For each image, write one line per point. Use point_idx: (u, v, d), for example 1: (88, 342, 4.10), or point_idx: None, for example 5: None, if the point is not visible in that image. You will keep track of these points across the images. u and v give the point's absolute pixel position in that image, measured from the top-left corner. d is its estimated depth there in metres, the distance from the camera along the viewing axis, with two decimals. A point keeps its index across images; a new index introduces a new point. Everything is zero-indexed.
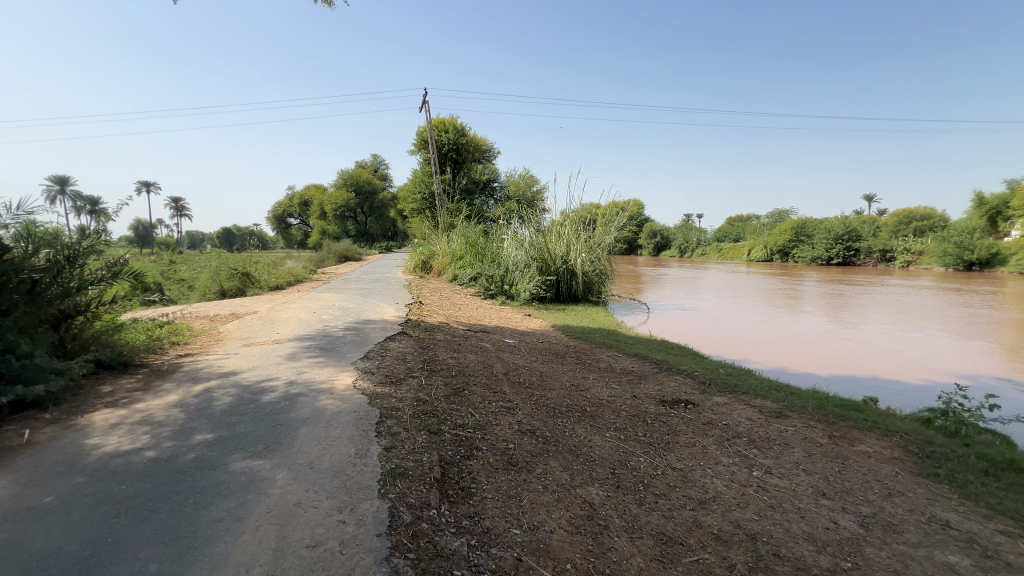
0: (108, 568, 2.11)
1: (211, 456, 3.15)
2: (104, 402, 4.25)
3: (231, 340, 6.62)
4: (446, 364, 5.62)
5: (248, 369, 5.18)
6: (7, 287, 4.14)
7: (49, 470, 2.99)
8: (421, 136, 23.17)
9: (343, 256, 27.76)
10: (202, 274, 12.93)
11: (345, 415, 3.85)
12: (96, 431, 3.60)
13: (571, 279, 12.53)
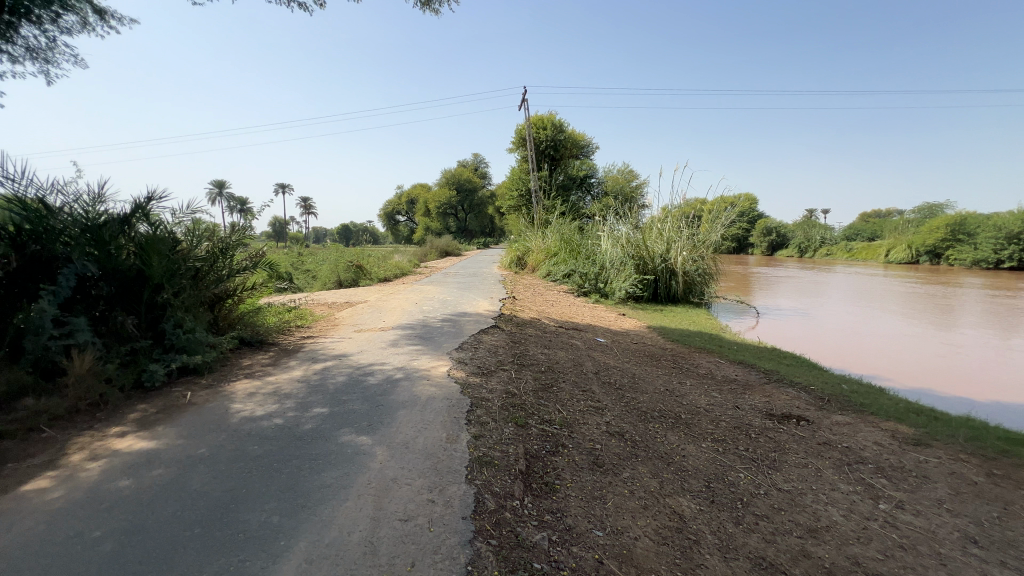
0: (242, 514, 2.47)
1: (325, 428, 3.53)
2: (244, 373, 4.98)
3: (345, 326, 7.34)
4: (537, 359, 5.68)
5: (358, 353, 5.71)
6: (179, 273, 5.02)
7: (203, 426, 3.59)
8: (520, 134, 23.54)
9: (445, 251, 29.24)
10: (324, 265, 14.50)
11: (439, 401, 4.08)
12: (238, 397, 4.23)
13: (671, 278, 11.92)
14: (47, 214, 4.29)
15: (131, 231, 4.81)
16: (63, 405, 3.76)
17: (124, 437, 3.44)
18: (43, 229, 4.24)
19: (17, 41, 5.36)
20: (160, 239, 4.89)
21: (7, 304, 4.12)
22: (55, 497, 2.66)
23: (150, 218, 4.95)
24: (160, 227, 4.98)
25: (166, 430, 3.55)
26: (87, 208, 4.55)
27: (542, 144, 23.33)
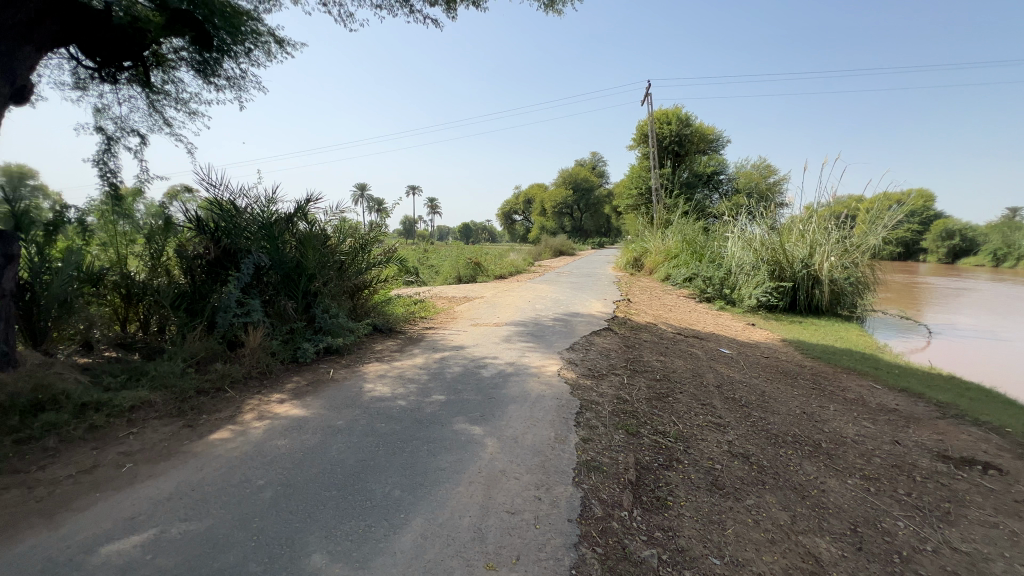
0: (370, 483, 2.74)
1: (442, 414, 3.76)
2: (376, 356, 5.53)
3: (463, 319, 7.76)
4: (651, 366, 5.41)
5: (474, 346, 6.00)
6: (327, 265, 5.79)
7: (343, 401, 4.07)
8: (642, 130, 22.65)
9: (559, 250, 29.33)
10: (446, 261, 15.52)
11: (548, 400, 4.10)
12: (370, 378, 4.71)
13: (813, 287, 10.51)
14: (235, 213, 5.28)
15: (294, 228, 5.67)
16: (240, 370, 4.50)
17: (283, 403, 4.04)
18: (232, 226, 5.22)
19: (221, 74, 6.59)
20: (315, 235, 5.70)
21: (207, 286, 5.12)
22: (232, 447, 3.23)
23: (308, 217, 5.83)
24: (315, 225, 5.85)
25: (314, 401, 4.09)
26: (264, 208, 5.51)
27: (666, 139, 22.14)
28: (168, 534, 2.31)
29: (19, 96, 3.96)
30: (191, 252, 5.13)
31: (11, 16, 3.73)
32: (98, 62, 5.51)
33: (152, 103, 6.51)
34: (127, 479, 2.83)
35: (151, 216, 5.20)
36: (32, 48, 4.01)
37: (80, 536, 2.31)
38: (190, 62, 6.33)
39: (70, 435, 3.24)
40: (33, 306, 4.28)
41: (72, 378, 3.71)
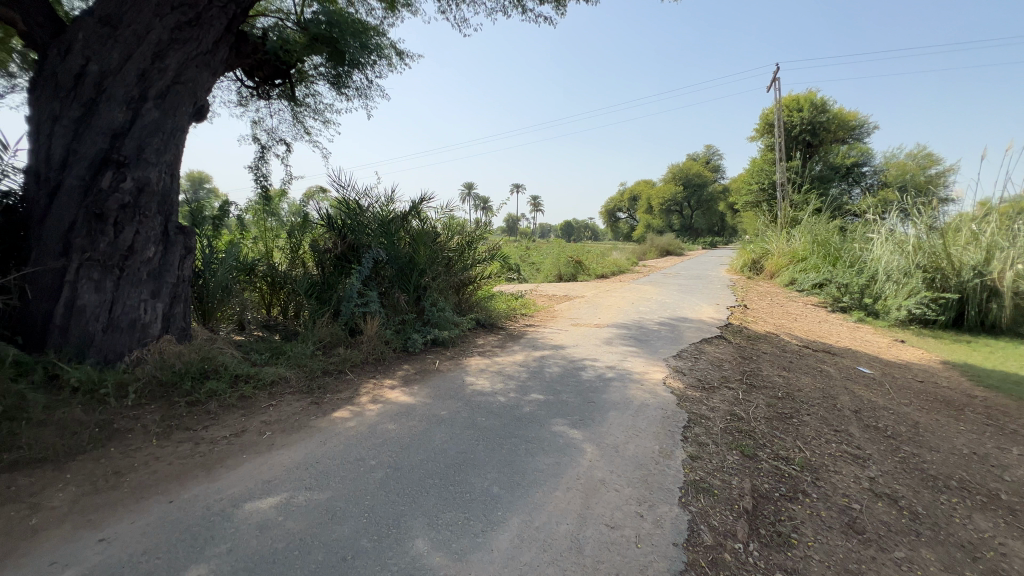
0: (470, 477, 2.80)
1: (540, 414, 3.74)
2: (478, 351, 5.71)
3: (563, 319, 7.70)
4: (772, 382, 4.85)
5: (573, 346, 5.91)
6: (436, 261, 6.10)
7: (447, 392, 4.25)
8: (766, 119, 20.56)
9: (666, 250, 27.88)
10: (547, 259, 15.57)
11: (652, 410, 3.87)
12: (472, 371, 4.87)
13: (988, 300, 8.66)
14: (359, 212, 5.80)
15: (408, 225, 6.07)
16: (359, 355, 4.93)
17: (394, 389, 4.34)
18: (356, 223, 5.74)
19: (351, 85, 7.28)
20: (426, 232, 6.04)
21: (334, 277, 5.66)
22: (350, 426, 3.53)
23: (421, 215, 6.19)
24: (427, 223, 6.20)
25: (421, 389, 4.33)
26: (383, 207, 5.97)
27: (795, 128, 19.82)
28: (296, 499, 2.58)
29: (198, 113, 4.70)
30: (322, 246, 5.75)
31: (194, 47, 4.43)
32: (257, 81, 6.39)
33: (296, 114, 7.40)
34: (266, 445, 3.23)
35: (293, 214, 5.99)
36: (211, 73, 4.73)
37: (231, 490, 2.68)
38: (326, 75, 7.07)
39: (226, 402, 3.80)
40: (204, 289, 5.06)
41: (229, 353, 4.35)
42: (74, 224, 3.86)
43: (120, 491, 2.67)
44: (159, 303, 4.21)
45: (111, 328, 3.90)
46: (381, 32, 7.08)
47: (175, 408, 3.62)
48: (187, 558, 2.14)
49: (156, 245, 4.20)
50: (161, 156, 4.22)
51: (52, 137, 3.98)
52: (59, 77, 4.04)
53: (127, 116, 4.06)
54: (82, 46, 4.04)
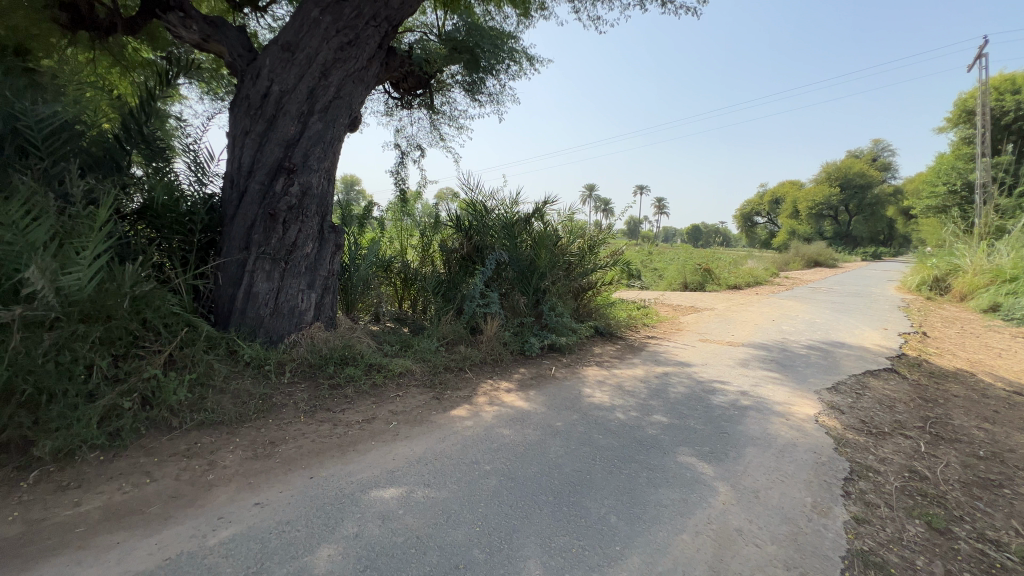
0: (584, 500, 2.63)
1: (663, 440, 3.43)
2: (595, 360, 5.48)
3: (689, 332, 7.10)
4: (970, 435, 3.84)
5: (702, 365, 5.38)
6: (557, 264, 6.02)
7: (562, 402, 4.12)
8: (962, 106, 16.85)
9: (814, 261, 24.48)
10: (672, 266, 14.63)
11: (801, 452, 3.30)
12: (589, 382, 4.67)
13: None
14: (485, 214, 5.97)
15: (530, 227, 6.09)
16: (478, 354, 5.04)
17: (510, 392, 4.34)
18: (481, 225, 5.92)
19: (484, 92, 7.53)
20: (548, 235, 6.00)
21: (459, 277, 5.90)
22: (467, 426, 3.59)
23: (543, 217, 6.17)
24: (549, 225, 6.15)
25: (537, 396, 4.26)
26: (508, 209, 6.07)
27: (1006, 115, 15.90)
28: (416, 494, 2.67)
29: (352, 125, 5.23)
30: (450, 246, 6.03)
31: (353, 65, 4.94)
32: (402, 91, 6.93)
33: (433, 121, 7.90)
34: (392, 435, 3.42)
35: (426, 215, 6.40)
36: (364, 88, 5.20)
37: (360, 475, 2.87)
38: (462, 83, 7.41)
39: (361, 388, 4.13)
40: (349, 281, 5.60)
41: (366, 342, 4.75)
42: (254, 222, 4.50)
43: (273, 460, 3.02)
44: (313, 293, 4.78)
45: (276, 313, 4.50)
46: (516, 38, 7.22)
47: (320, 389, 4.04)
48: (319, 536, 2.31)
49: (313, 242, 4.77)
50: (322, 163, 4.77)
51: (243, 148, 4.68)
52: (250, 98, 4.73)
53: (298, 129, 4.67)
54: (268, 70, 4.70)
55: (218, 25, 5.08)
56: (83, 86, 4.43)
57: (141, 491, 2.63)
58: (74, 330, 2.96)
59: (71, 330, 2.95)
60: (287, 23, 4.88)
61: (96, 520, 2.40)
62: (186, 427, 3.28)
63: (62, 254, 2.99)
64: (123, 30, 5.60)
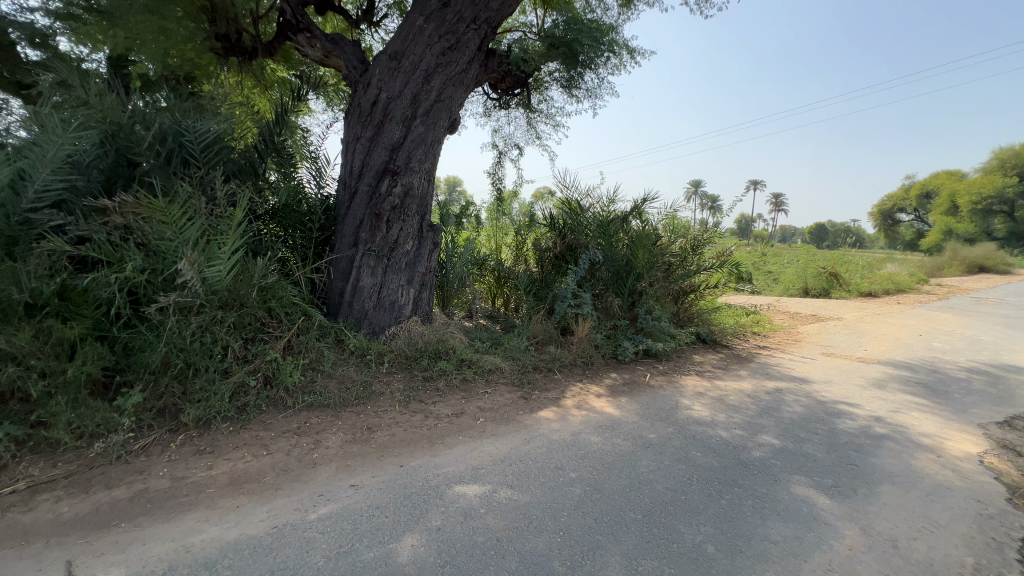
0: (677, 523, 2.40)
1: (774, 465, 3.03)
2: (695, 370, 5.05)
3: (809, 344, 6.28)
4: None
5: (824, 383, 4.70)
6: (656, 265, 5.68)
7: (657, 412, 3.85)
8: None
9: (978, 266, 20.46)
10: (790, 269, 13.17)
11: (958, 498, 2.70)
12: (687, 393, 4.32)
13: None
14: (580, 212, 5.82)
15: (627, 226, 5.81)
16: (568, 355, 4.92)
17: (600, 398, 4.17)
18: (576, 224, 5.79)
19: (582, 87, 7.35)
20: (646, 234, 5.67)
21: (552, 276, 5.84)
22: (553, 430, 3.50)
23: (642, 216, 5.86)
24: (648, 224, 5.83)
25: (629, 404, 4.03)
26: (604, 207, 5.85)
27: None
28: (498, 494, 2.64)
29: (452, 127, 5.40)
30: (543, 245, 5.98)
31: (453, 69, 5.10)
32: (500, 92, 7.04)
33: (530, 120, 7.92)
34: (479, 431, 3.45)
35: (521, 214, 6.45)
36: (464, 90, 5.34)
37: (446, 469, 2.93)
38: (560, 80, 7.32)
39: (452, 382, 4.24)
40: (445, 277, 5.81)
41: (458, 338, 4.88)
42: (361, 221, 4.85)
43: (370, 446, 3.20)
44: (412, 289, 5.02)
45: (378, 306, 4.80)
46: (615, 30, 6.95)
47: (414, 380, 4.22)
48: (406, 524, 2.38)
49: (412, 240, 5.02)
50: (423, 165, 4.99)
51: (354, 153, 5.04)
52: (361, 106, 5.09)
53: (402, 133, 4.94)
54: (378, 79, 5.02)
55: (338, 41, 5.54)
56: (231, 103, 5.10)
57: (260, 462, 2.93)
58: (214, 315, 3.42)
59: (212, 315, 3.41)
60: (395, 33, 5.17)
61: (223, 484, 2.72)
62: (299, 407, 3.61)
63: (207, 249, 3.46)
64: (263, 53, 6.42)
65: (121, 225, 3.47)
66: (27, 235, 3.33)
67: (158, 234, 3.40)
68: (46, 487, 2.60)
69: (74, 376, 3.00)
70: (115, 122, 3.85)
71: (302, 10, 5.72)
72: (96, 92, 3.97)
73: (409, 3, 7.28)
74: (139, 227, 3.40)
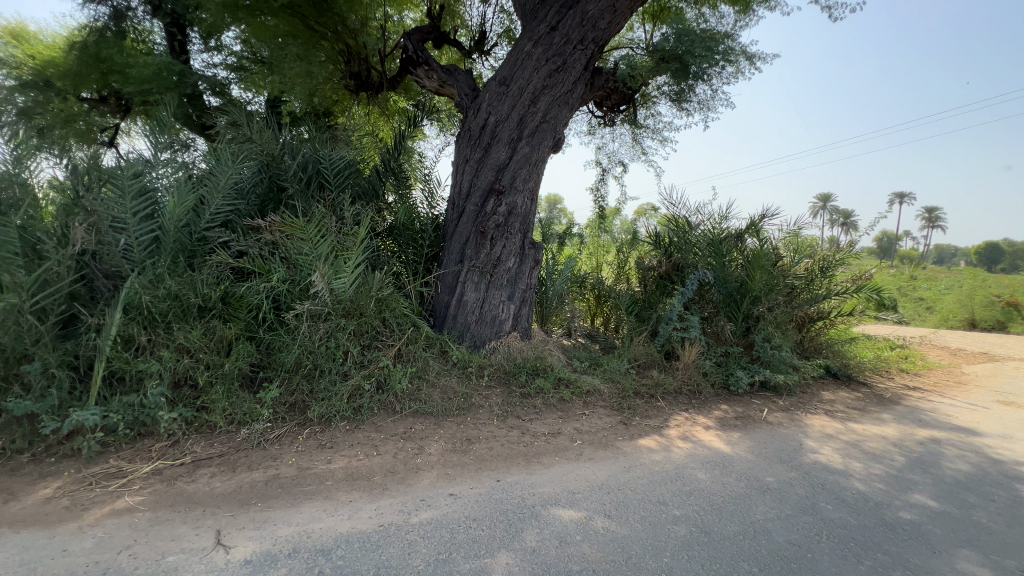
0: None
1: (931, 532, 2.52)
2: (824, 409, 4.45)
3: (978, 389, 5.20)
4: None
5: (1001, 438, 3.84)
6: (776, 289, 5.15)
7: (776, 453, 3.44)
8: None
9: None
10: (949, 296, 11.10)
11: None
12: (815, 435, 3.81)
13: None
14: (688, 230, 5.51)
15: (742, 245, 5.36)
16: (672, 382, 4.62)
17: (708, 430, 3.84)
18: (684, 242, 5.49)
19: (692, 100, 7.05)
20: (765, 253, 5.19)
21: (656, 297, 5.58)
22: (655, 461, 3.29)
23: (760, 234, 5.38)
24: (767, 243, 5.33)
25: (743, 440, 3.67)
26: (716, 225, 5.47)
27: None
28: (595, 522, 2.54)
29: (556, 146, 5.48)
30: (647, 264, 5.75)
31: (559, 90, 5.19)
32: (605, 109, 7.00)
33: (635, 136, 7.75)
34: (575, 454, 3.37)
35: (624, 231, 6.30)
36: (569, 109, 5.39)
37: (541, 489, 2.89)
38: (668, 94, 7.09)
39: (549, 400, 4.21)
40: (544, 294, 5.84)
41: (556, 356, 4.86)
42: (467, 238, 5.08)
43: (468, 457, 3.29)
44: (512, 304, 5.13)
45: (479, 320, 4.97)
46: (731, 38, 6.58)
47: (513, 396, 4.27)
48: (501, 541, 2.38)
49: (515, 256, 5.14)
50: (527, 184, 5.12)
51: (462, 174, 5.31)
52: (470, 130, 5.37)
53: (508, 154, 5.12)
54: (487, 104, 5.27)
55: (452, 72, 5.95)
56: (360, 133, 5.70)
57: (370, 462, 3.16)
58: (338, 322, 3.82)
59: (337, 322, 3.81)
60: (504, 60, 5.40)
61: (340, 478, 2.97)
62: (405, 413, 3.83)
63: (335, 263, 3.89)
64: (388, 87, 7.17)
65: (270, 241, 4.03)
66: (202, 249, 4.00)
67: (298, 249, 3.89)
68: (205, 462, 3.06)
69: (229, 369, 3.52)
70: (270, 154, 4.51)
71: (422, 46, 6.25)
72: (257, 129, 4.70)
73: (517, 30, 7.62)
74: (284, 243, 3.92)
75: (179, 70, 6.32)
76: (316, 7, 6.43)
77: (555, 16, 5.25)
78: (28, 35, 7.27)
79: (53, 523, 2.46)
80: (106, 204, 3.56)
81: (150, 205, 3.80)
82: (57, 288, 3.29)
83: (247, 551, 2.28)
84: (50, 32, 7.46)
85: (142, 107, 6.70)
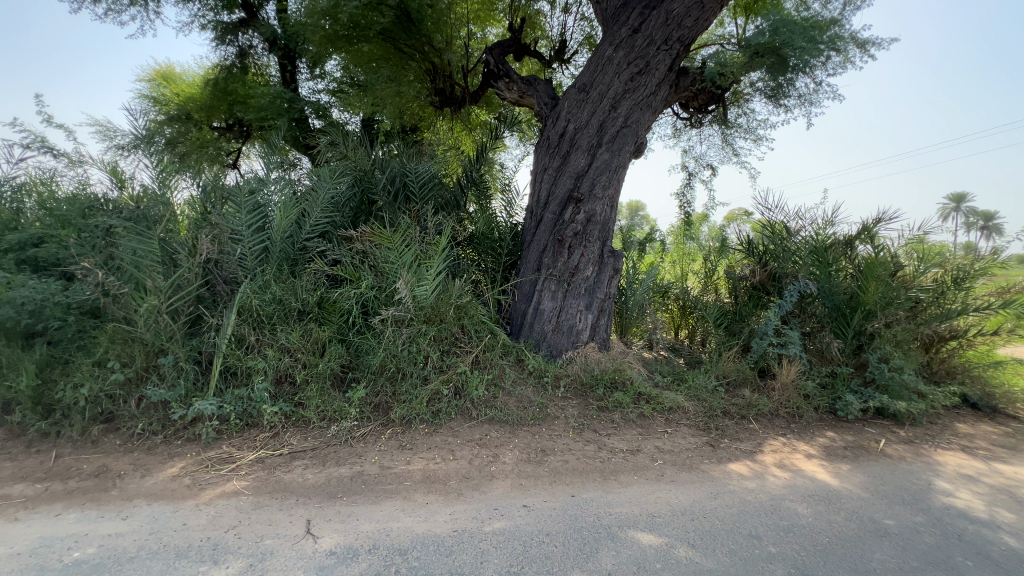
0: None
1: None
2: (960, 444, 3.78)
3: None
4: None
5: None
6: (896, 303, 4.51)
7: (897, 492, 2.98)
8: None
9: None
10: None
11: None
12: (948, 474, 3.24)
13: None
14: (786, 237, 5.02)
15: (853, 252, 4.78)
16: (768, 403, 4.21)
17: (810, 460, 3.43)
18: (781, 250, 5.02)
19: (792, 95, 6.48)
20: (881, 261, 4.57)
21: (749, 309, 5.15)
22: (747, 489, 3.00)
23: (875, 239, 4.75)
24: (884, 250, 4.70)
25: (854, 474, 3.22)
26: (820, 230, 4.94)
27: None
28: (677, 551, 2.36)
29: (638, 150, 5.29)
30: (738, 273, 5.34)
31: (641, 93, 5.02)
32: (691, 111, 6.66)
33: (726, 137, 7.28)
34: (656, 474, 3.18)
35: (712, 238, 5.91)
36: (652, 112, 5.19)
37: (618, 509, 2.75)
38: (763, 90, 6.59)
39: (628, 416, 4.03)
40: (624, 304, 5.63)
41: (636, 369, 4.66)
42: (545, 247, 5.06)
43: (543, 468, 3.23)
44: (590, 314, 5.00)
45: (556, 329, 4.91)
46: (838, 25, 5.97)
47: (590, 409, 4.14)
48: (575, 560, 2.29)
49: (593, 265, 5.03)
50: (606, 191, 5.00)
51: (541, 183, 5.30)
52: (549, 139, 5.35)
53: (587, 161, 5.04)
54: (566, 112, 5.23)
55: (532, 82, 6.00)
56: (445, 147, 5.93)
57: (446, 466, 3.21)
58: (420, 328, 3.98)
59: (418, 328, 3.97)
60: (584, 67, 5.35)
61: (418, 480, 3.05)
62: (481, 419, 3.87)
63: (418, 271, 4.07)
64: (470, 101, 7.40)
65: (360, 250, 4.32)
66: (302, 258, 4.37)
67: (385, 258, 4.12)
68: (299, 455, 3.31)
69: (323, 369, 3.78)
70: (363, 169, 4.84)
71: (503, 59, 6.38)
72: (352, 147, 5.08)
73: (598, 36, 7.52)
74: (373, 252, 4.18)
75: (290, 97, 7.04)
76: (406, 31, 6.68)
77: (638, 18, 5.10)
78: (175, 76, 8.53)
79: (176, 498, 2.79)
80: (226, 218, 4.02)
81: (262, 219, 4.23)
82: (187, 292, 3.78)
83: (331, 543, 2.42)
84: (192, 72, 8.70)
85: (259, 132, 7.54)
